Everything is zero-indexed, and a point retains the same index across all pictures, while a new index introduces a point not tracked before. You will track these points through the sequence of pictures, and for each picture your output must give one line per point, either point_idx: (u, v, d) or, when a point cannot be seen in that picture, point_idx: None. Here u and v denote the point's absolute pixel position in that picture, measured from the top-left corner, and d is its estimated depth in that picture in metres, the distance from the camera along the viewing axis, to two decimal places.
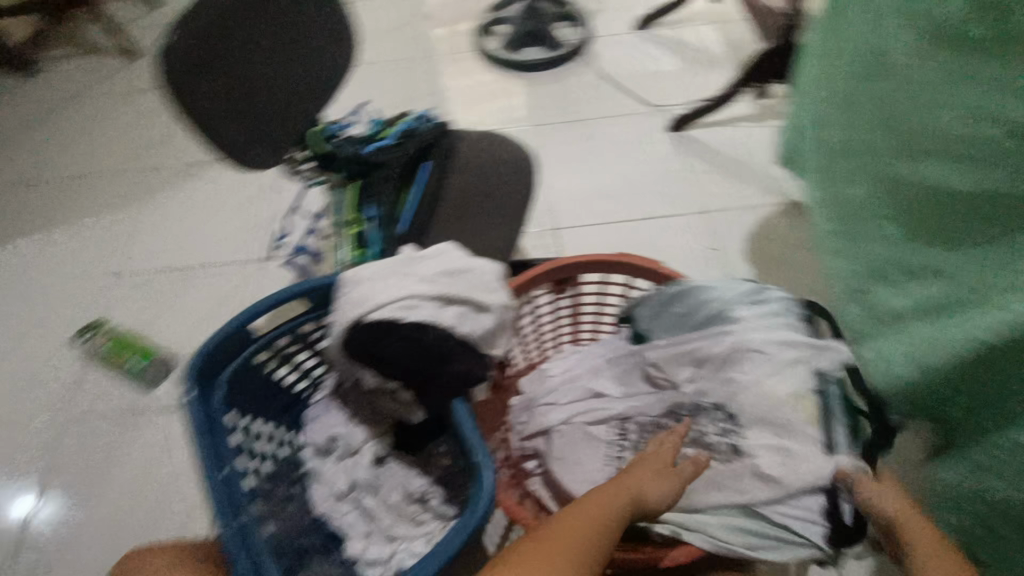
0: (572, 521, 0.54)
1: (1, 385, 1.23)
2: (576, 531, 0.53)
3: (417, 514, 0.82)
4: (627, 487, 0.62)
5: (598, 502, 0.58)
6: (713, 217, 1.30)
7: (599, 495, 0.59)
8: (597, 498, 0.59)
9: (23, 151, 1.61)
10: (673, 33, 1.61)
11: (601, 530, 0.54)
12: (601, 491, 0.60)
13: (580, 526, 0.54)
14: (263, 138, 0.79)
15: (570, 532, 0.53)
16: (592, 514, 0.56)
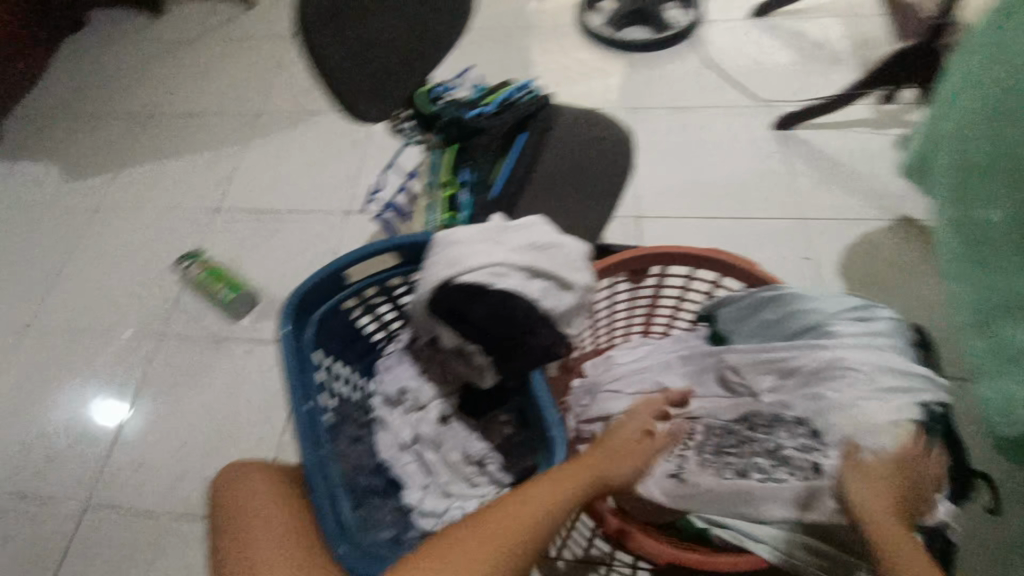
0: (521, 500, 0.61)
1: (110, 296, 1.35)
2: (528, 513, 0.59)
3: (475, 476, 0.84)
4: (590, 468, 0.68)
5: (551, 484, 0.63)
6: (808, 225, 1.23)
7: (553, 478, 0.65)
8: (551, 479, 0.64)
9: (145, 85, 1.73)
10: (792, 24, 1.51)
11: (548, 511, 0.60)
12: (563, 473, 0.66)
13: (529, 499, 0.61)
14: (373, 95, 0.81)
15: (521, 513, 0.59)
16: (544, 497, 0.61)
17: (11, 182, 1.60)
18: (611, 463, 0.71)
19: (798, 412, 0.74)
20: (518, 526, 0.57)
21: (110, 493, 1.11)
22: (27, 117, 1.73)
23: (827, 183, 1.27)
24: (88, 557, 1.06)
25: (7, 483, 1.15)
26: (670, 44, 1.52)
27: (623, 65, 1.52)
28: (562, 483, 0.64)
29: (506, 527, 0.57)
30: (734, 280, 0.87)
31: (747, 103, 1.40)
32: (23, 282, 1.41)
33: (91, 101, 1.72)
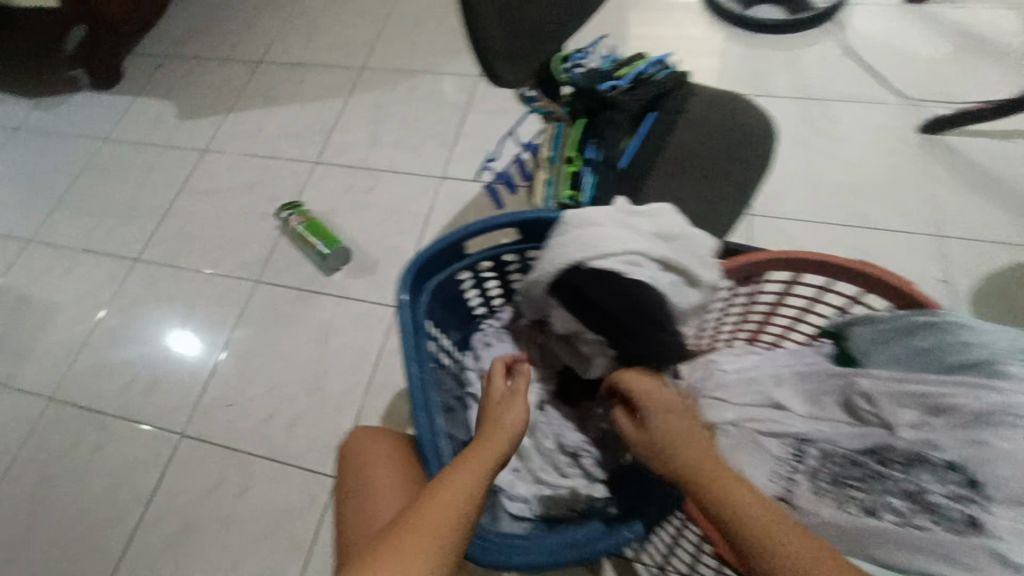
0: (447, 489, 0.53)
1: (212, 235, 1.41)
2: (453, 498, 0.52)
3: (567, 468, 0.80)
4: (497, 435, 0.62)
5: (465, 469, 0.56)
6: (949, 244, 1.11)
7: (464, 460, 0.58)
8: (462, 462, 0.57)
9: (258, 31, 1.77)
10: (953, 14, 1.36)
11: (466, 496, 0.53)
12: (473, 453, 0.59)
13: (450, 489, 0.54)
14: (522, 57, 0.76)
15: (438, 506, 0.52)
16: (455, 484, 0.54)
17: (130, 116, 1.68)
18: (507, 413, 0.65)
19: (949, 454, 0.65)
20: (446, 521, 0.50)
21: (204, 424, 1.17)
22: (148, 56, 1.80)
23: (976, 197, 1.14)
24: (181, 481, 1.12)
25: (115, 401, 1.23)
26: (808, 27, 1.39)
27: (750, 47, 1.41)
28: (474, 466, 0.57)
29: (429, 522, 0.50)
30: (877, 297, 0.79)
31: (891, 99, 1.28)
32: (136, 214, 1.49)
33: (206, 45, 1.78)
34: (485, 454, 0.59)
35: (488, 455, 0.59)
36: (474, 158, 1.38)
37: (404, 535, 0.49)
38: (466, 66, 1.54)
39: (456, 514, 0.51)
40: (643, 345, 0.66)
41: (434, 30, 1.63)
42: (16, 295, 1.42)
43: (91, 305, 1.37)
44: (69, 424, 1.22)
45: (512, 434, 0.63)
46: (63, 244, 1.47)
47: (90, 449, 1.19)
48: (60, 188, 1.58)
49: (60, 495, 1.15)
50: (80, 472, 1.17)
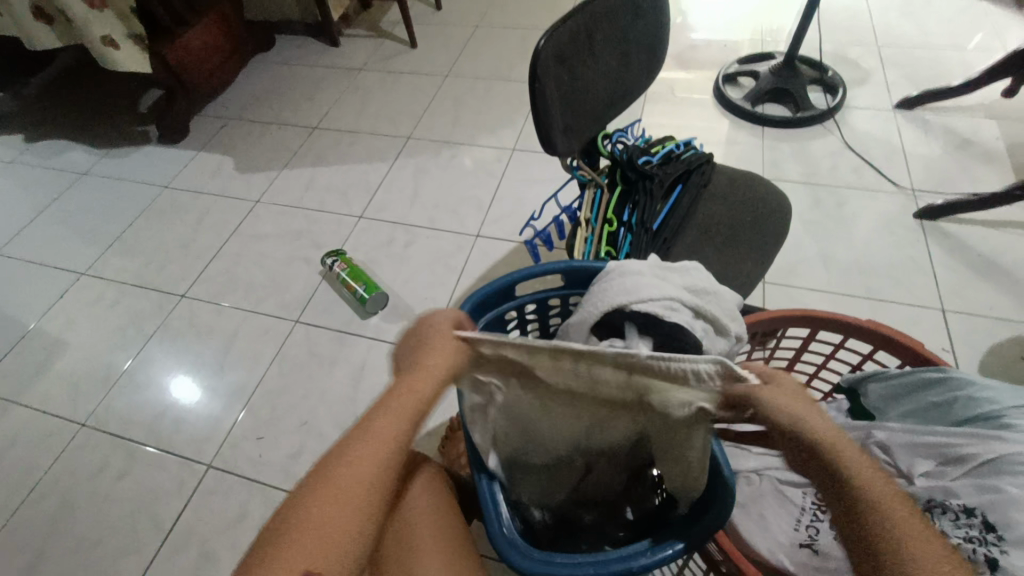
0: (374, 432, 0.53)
1: (258, 276, 1.51)
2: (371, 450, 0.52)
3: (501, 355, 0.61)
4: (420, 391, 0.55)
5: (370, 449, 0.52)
6: (950, 317, 1.20)
7: (364, 436, 0.53)
8: (366, 440, 0.52)
9: (318, 101, 1.99)
10: (939, 120, 1.58)
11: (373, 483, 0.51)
12: (372, 430, 0.53)
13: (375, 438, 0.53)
14: (571, 129, 0.91)
15: (339, 494, 0.50)
16: (371, 465, 0.52)
17: (190, 168, 1.85)
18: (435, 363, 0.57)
19: (964, 500, 0.68)
20: (355, 508, 0.50)
21: (232, 456, 1.19)
22: (215, 117, 2.00)
23: (971, 277, 1.26)
24: (204, 513, 1.12)
25: (144, 428, 1.25)
26: (812, 122, 1.60)
27: (760, 138, 1.59)
28: (381, 444, 0.52)
29: (345, 523, 0.49)
30: (889, 355, 0.86)
31: (888, 188, 1.44)
32: (188, 254, 1.59)
33: (269, 111, 1.98)
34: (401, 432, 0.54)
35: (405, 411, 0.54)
36: (508, 220, 1.51)
37: (315, 531, 0.49)
38: (504, 141, 1.72)
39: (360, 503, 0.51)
40: None
41: (474, 110, 1.84)
42: (63, 323, 1.48)
43: (134, 334, 1.43)
44: (94, 449, 1.23)
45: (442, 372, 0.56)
46: (114, 279, 1.56)
47: (113, 477, 1.19)
48: (117, 227, 1.70)
49: (75, 523, 1.13)
50: (100, 500, 1.16)
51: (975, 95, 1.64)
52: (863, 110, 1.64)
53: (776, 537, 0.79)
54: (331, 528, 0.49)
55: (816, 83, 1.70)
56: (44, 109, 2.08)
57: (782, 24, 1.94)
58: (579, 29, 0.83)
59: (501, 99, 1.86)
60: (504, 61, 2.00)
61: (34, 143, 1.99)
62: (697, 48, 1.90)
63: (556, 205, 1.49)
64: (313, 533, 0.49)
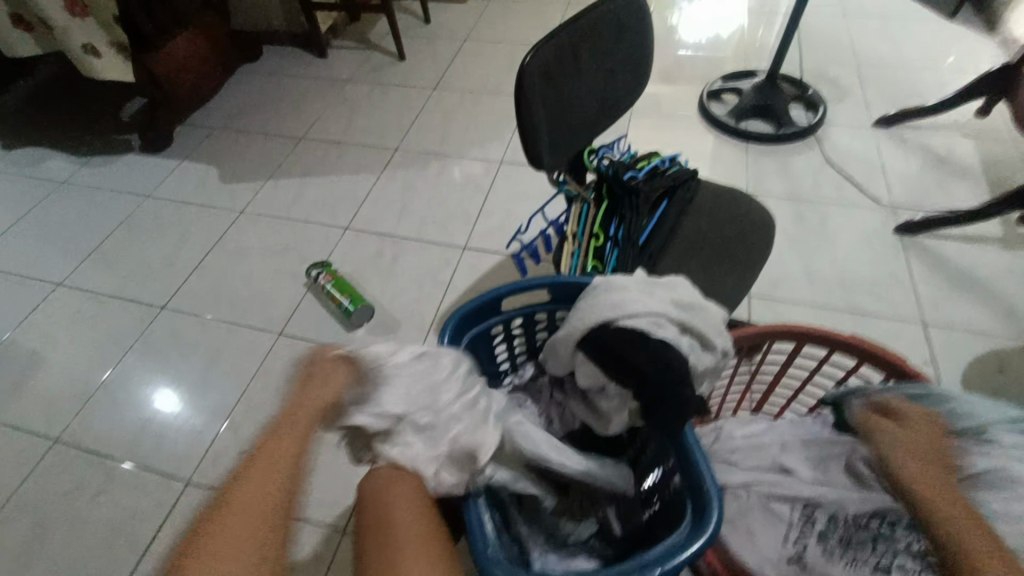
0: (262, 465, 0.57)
1: (242, 288, 1.48)
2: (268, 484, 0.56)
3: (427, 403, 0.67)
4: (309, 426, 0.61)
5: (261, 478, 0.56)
6: (931, 331, 1.22)
7: (262, 450, 0.58)
8: (265, 453, 0.58)
9: (305, 111, 1.98)
10: (917, 137, 1.62)
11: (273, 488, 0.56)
12: (266, 449, 0.58)
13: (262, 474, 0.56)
14: (557, 145, 0.91)
15: (242, 505, 0.54)
16: (269, 480, 0.56)
17: (174, 178, 1.82)
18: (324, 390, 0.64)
19: None
20: (259, 523, 0.53)
21: (213, 474, 1.16)
22: (199, 127, 1.98)
23: (950, 291, 1.28)
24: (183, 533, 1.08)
25: (121, 446, 1.22)
26: (795, 139, 1.63)
27: (745, 154, 1.62)
28: (278, 461, 0.58)
29: (245, 545, 0.52)
30: (872, 369, 0.87)
31: (869, 203, 1.47)
32: (170, 266, 1.56)
33: (255, 121, 1.97)
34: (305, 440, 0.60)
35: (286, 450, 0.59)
36: (497, 233, 1.51)
37: (215, 551, 0.51)
38: (492, 154, 1.73)
39: (270, 511, 0.54)
40: (670, 408, 0.71)
41: (462, 123, 1.84)
42: (38, 337, 1.44)
43: (112, 348, 1.39)
44: (67, 468, 1.19)
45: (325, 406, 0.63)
46: (93, 291, 1.52)
47: (87, 497, 1.15)
48: (97, 238, 1.67)
49: (46, 546, 1.09)
50: (73, 520, 1.12)
51: (950, 114, 1.68)
52: (842, 127, 1.67)
53: (765, 554, 0.79)
54: (233, 541, 0.52)
55: (798, 101, 1.74)
56: (24, 117, 2.04)
57: (764, 42, 1.98)
58: (565, 47, 0.84)
59: (489, 112, 1.87)
60: (493, 75, 2.01)
61: (11, 151, 1.94)
62: (682, 64, 1.94)
63: (543, 218, 1.49)
64: (211, 547, 0.51)
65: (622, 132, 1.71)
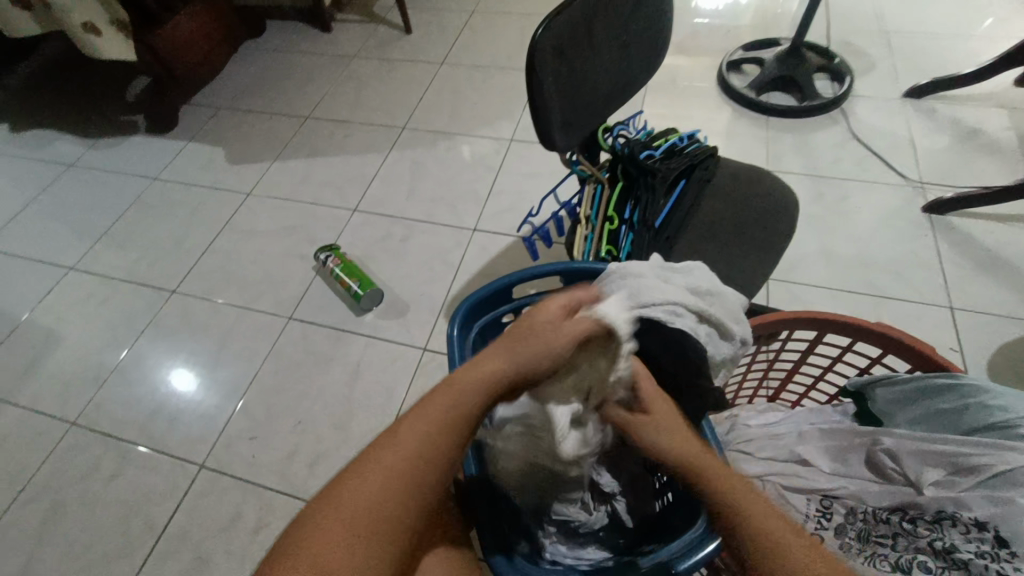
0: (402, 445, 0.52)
1: (251, 271, 1.47)
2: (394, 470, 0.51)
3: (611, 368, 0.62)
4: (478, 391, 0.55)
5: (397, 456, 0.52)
6: (958, 315, 1.17)
7: (387, 449, 0.52)
8: (390, 453, 0.52)
9: (310, 89, 1.93)
10: (948, 109, 1.53)
11: (387, 498, 0.50)
12: (421, 415, 0.54)
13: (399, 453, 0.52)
14: (570, 124, 0.87)
15: (357, 515, 0.49)
16: (407, 456, 0.52)
17: (181, 160, 1.80)
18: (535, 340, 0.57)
19: (977, 513, 0.67)
20: (378, 519, 0.49)
21: (225, 457, 1.16)
22: (205, 106, 1.95)
23: (979, 272, 1.23)
24: (197, 514, 1.10)
25: (137, 428, 1.23)
26: (818, 112, 1.56)
27: (765, 129, 1.55)
28: (417, 440, 0.52)
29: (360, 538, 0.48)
30: (898, 359, 0.84)
31: (895, 180, 1.40)
32: (179, 248, 1.56)
33: (260, 100, 1.93)
34: (440, 444, 0.53)
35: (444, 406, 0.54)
36: (506, 214, 1.47)
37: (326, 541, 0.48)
38: (501, 131, 1.68)
39: (383, 522, 0.50)
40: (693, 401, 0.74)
41: (471, 100, 1.79)
42: (52, 320, 1.45)
43: (125, 332, 1.40)
44: (85, 450, 1.21)
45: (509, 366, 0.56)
46: (104, 274, 1.53)
47: (105, 478, 1.16)
48: (107, 220, 1.66)
49: (67, 525, 1.11)
50: (93, 501, 1.14)
51: (985, 85, 1.59)
52: (868, 99, 1.59)
53: None
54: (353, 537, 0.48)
55: (822, 71, 1.66)
56: (30, 98, 2.03)
57: (787, 9, 1.88)
58: (580, 17, 0.79)
59: (498, 88, 1.81)
60: (501, 49, 1.94)
61: (19, 133, 1.93)
62: (699, 34, 1.85)
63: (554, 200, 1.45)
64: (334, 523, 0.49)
65: (636, 107, 1.65)
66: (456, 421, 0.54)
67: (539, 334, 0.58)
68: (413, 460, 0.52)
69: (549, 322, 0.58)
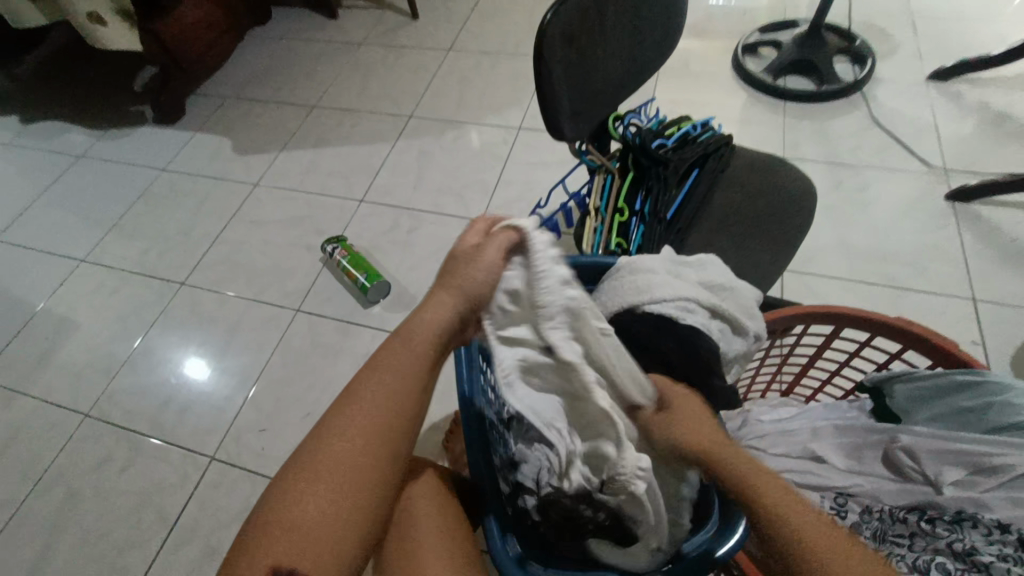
0: (358, 408, 0.50)
1: (259, 263, 1.47)
2: (356, 430, 0.49)
3: (545, 276, 0.56)
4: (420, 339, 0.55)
5: (354, 420, 0.50)
6: (981, 308, 1.13)
7: (345, 412, 0.50)
8: (349, 417, 0.50)
9: (317, 78, 1.91)
10: (973, 93, 1.48)
11: (356, 458, 0.48)
12: (367, 377, 0.53)
13: (357, 415, 0.50)
14: (579, 112, 0.84)
15: (329, 471, 0.47)
16: (366, 414, 0.50)
17: (188, 150, 1.80)
18: (460, 270, 0.57)
19: (998, 515, 0.66)
20: (351, 480, 0.47)
21: (235, 449, 1.17)
22: (212, 96, 1.94)
23: (1002, 264, 1.19)
24: (208, 506, 1.11)
25: (148, 420, 1.24)
26: (837, 96, 1.51)
27: (781, 115, 1.50)
28: (373, 398, 0.51)
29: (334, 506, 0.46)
30: (917, 354, 0.81)
31: (916, 168, 1.36)
32: (188, 240, 1.56)
33: (266, 89, 1.92)
34: (400, 400, 0.52)
35: (396, 361, 0.53)
36: (515, 204, 1.45)
37: (300, 520, 0.45)
38: (509, 119, 1.65)
39: (353, 484, 0.47)
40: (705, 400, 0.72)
41: (479, 87, 1.75)
42: (64, 312, 1.46)
43: (135, 324, 1.41)
44: (99, 441, 1.22)
45: (448, 306, 0.56)
46: (114, 266, 1.53)
47: (118, 469, 1.18)
48: (117, 212, 1.67)
49: (82, 515, 1.13)
50: (106, 492, 1.16)
51: (1014, 67, 1.52)
52: (890, 83, 1.54)
53: None
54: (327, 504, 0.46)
55: (842, 54, 1.60)
56: (39, 89, 2.03)
57: None
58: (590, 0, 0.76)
59: (506, 75, 1.77)
60: (510, 34, 1.90)
61: (29, 125, 1.94)
62: (714, 16, 1.79)
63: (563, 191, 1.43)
64: (303, 491, 0.46)
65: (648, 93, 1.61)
66: (407, 369, 0.53)
67: (460, 263, 0.57)
68: (378, 409, 0.51)
69: (471, 251, 0.58)
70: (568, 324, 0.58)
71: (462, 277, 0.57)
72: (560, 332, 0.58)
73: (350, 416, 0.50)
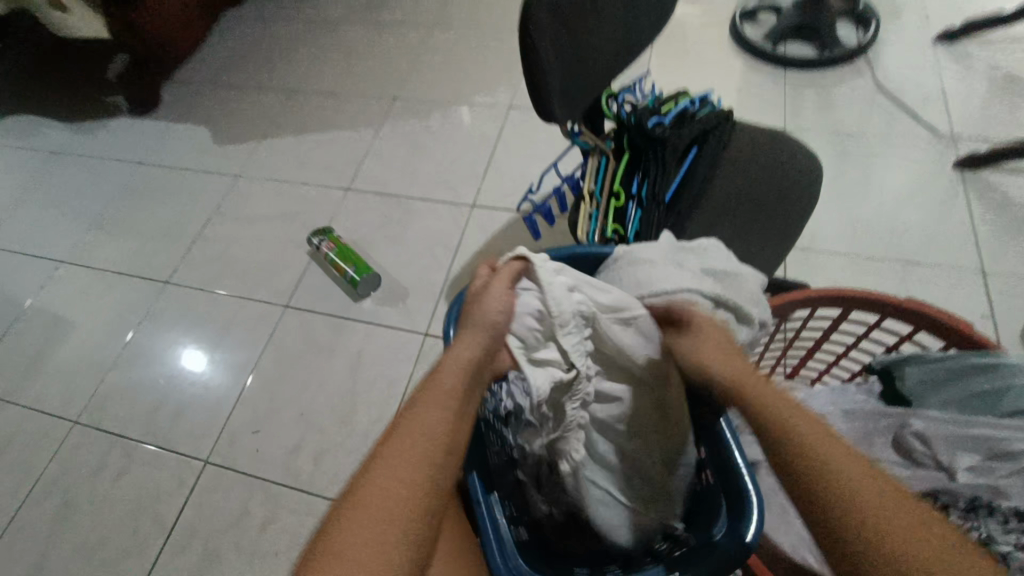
0: (419, 426, 0.50)
1: (245, 259, 1.42)
2: (419, 445, 0.48)
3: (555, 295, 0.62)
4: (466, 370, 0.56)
5: (419, 435, 0.49)
6: (992, 282, 1.10)
7: (413, 428, 0.49)
8: (415, 431, 0.49)
9: (296, 60, 1.83)
10: (982, 54, 1.41)
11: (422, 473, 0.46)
12: (425, 401, 0.52)
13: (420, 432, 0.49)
14: (571, 92, 0.79)
15: (375, 502, 0.44)
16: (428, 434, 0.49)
17: (167, 142, 1.73)
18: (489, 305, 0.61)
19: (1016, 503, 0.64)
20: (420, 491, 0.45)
21: (229, 452, 1.15)
22: (188, 84, 1.86)
23: (1014, 234, 1.14)
24: (205, 511, 1.09)
25: (140, 425, 1.21)
26: (840, 62, 1.44)
27: (781, 84, 1.44)
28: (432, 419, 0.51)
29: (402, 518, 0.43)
30: (930, 337, 0.78)
31: (923, 136, 1.30)
32: (171, 237, 1.51)
33: (245, 74, 1.84)
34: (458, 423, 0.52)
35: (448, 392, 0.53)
36: (507, 188, 1.40)
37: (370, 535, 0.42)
38: (498, 98, 1.58)
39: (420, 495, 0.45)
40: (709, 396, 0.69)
41: (466, 65, 1.68)
42: (48, 317, 1.42)
43: (121, 326, 1.37)
44: (90, 449, 1.20)
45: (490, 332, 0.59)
46: (96, 267, 1.49)
47: (112, 477, 1.16)
48: (96, 210, 1.61)
49: (78, 524, 1.11)
50: (101, 500, 1.13)
51: None
52: (894, 46, 1.47)
53: (800, 532, 0.73)
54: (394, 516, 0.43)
55: (845, 16, 1.53)
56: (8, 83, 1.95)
57: None
58: None
59: (493, 51, 1.70)
60: (496, 7, 1.82)
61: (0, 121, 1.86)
62: None
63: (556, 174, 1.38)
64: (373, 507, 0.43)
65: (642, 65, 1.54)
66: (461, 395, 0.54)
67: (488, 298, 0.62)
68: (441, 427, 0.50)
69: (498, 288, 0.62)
70: (583, 328, 0.64)
71: (489, 309, 0.61)
72: (576, 337, 0.63)
73: (414, 431, 0.49)
